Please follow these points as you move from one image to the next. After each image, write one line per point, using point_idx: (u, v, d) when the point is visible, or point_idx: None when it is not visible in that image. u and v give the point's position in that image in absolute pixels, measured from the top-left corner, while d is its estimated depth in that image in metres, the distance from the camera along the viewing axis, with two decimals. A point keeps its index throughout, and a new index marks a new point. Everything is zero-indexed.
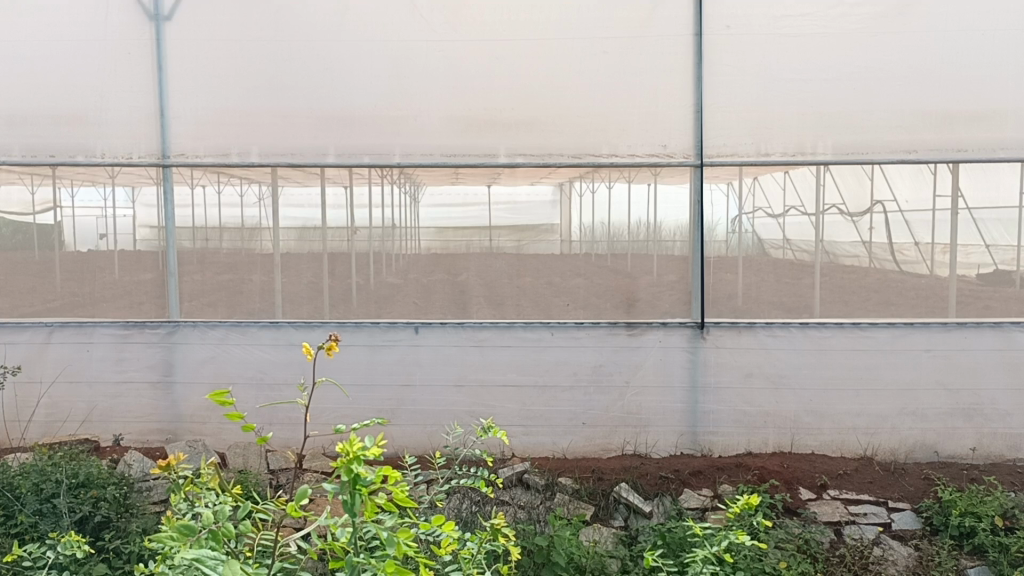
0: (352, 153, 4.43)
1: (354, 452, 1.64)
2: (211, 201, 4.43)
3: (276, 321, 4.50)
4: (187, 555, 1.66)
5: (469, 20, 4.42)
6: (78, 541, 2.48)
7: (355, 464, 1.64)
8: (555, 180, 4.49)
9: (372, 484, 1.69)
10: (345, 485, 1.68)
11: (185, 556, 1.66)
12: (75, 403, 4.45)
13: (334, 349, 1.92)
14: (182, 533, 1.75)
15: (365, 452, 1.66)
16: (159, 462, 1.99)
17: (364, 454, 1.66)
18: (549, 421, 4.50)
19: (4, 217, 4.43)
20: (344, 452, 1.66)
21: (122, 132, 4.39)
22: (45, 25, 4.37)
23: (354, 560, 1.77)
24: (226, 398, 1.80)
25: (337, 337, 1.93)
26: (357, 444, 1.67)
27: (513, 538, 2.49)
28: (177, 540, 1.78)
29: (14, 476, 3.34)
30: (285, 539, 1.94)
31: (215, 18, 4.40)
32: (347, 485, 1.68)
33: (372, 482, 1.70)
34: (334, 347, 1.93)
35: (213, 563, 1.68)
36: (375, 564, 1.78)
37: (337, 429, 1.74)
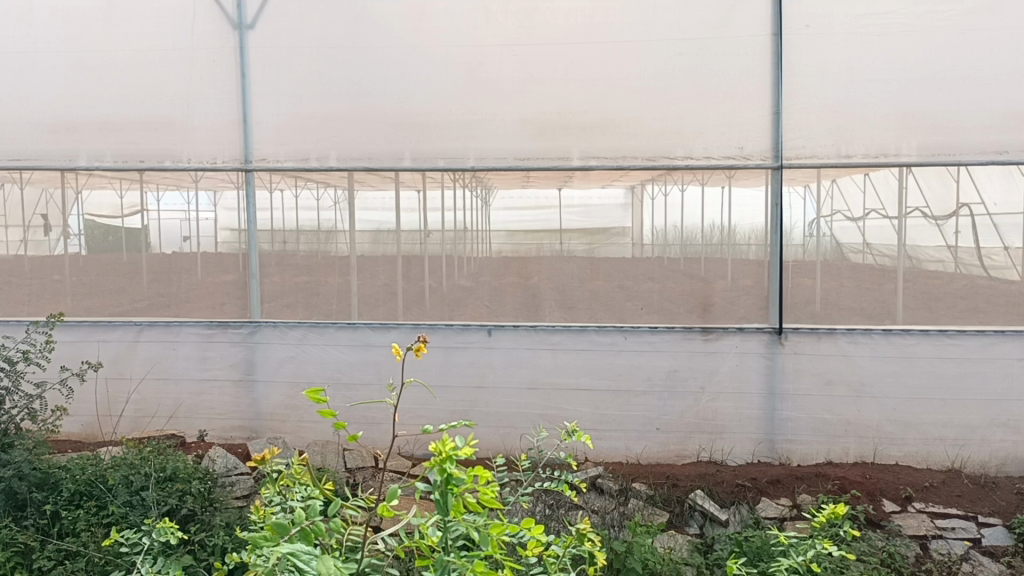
0: (427, 158, 4.48)
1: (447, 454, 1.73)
2: (289, 205, 4.54)
3: (352, 322, 4.58)
4: (282, 550, 1.72)
5: (543, 25, 4.43)
6: (172, 529, 2.61)
7: (449, 465, 1.74)
8: (627, 183, 4.46)
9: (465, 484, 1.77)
10: (438, 485, 1.78)
11: (281, 551, 1.72)
12: (163, 399, 4.61)
13: (423, 350, 2.00)
14: (277, 530, 1.81)
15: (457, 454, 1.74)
16: (252, 459, 2.17)
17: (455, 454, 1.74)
18: (623, 425, 4.46)
19: (97, 220, 4.62)
20: (438, 451, 1.75)
21: (207, 137, 4.53)
22: (135, 35, 4.53)
23: (444, 560, 1.86)
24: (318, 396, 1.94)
25: (425, 339, 1.99)
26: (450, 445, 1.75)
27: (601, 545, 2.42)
28: (271, 537, 1.84)
29: (105, 468, 3.46)
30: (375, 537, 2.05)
31: (295, 25, 4.50)
32: (440, 485, 1.78)
33: (463, 483, 1.80)
34: (422, 348, 2.00)
35: (307, 557, 1.74)
36: (464, 565, 1.86)
37: (429, 428, 1.83)
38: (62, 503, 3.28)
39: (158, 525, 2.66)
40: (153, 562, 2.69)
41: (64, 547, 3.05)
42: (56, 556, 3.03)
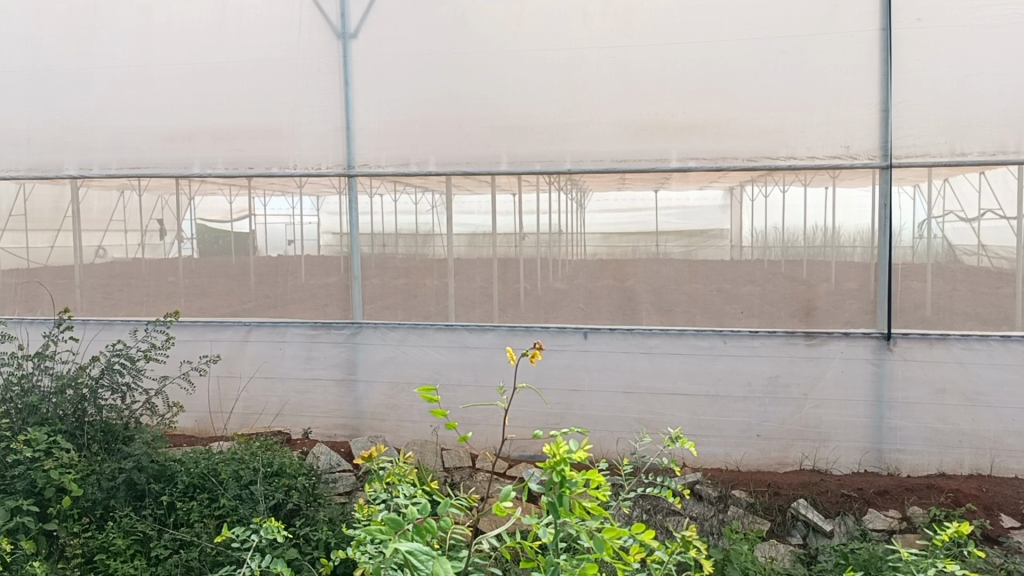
0: (525, 161, 4.50)
1: (563, 455, 1.91)
2: (388, 209, 4.64)
3: (450, 324, 4.64)
4: (401, 548, 1.86)
5: (642, 25, 4.40)
6: (278, 528, 2.72)
7: (562, 465, 1.91)
8: (726, 183, 4.36)
9: (578, 485, 1.94)
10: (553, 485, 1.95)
11: (400, 549, 1.85)
12: (269, 397, 4.77)
13: (538, 355, 2.23)
14: (392, 528, 1.94)
15: (570, 456, 1.92)
16: (362, 453, 2.37)
17: (570, 456, 1.91)
18: (722, 431, 4.38)
19: (207, 224, 4.82)
20: (552, 453, 1.92)
21: (312, 144, 4.68)
22: (245, 46, 4.72)
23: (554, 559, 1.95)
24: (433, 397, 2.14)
25: (541, 345, 2.23)
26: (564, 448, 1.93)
27: (708, 552, 2.41)
28: (387, 534, 1.96)
29: (217, 462, 3.62)
30: (479, 537, 2.10)
31: (396, 32, 4.60)
32: (555, 485, 1.94)
33: (577, 484, 1.95)
34: (539, 353, 2.23)
35: (425, 557, 1.87)
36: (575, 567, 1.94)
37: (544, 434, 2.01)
38: (177, 495, 3.43)
39: (266, 522, 2.76)
40: (261, 556, 2.78)
41: (179, 537, 3.20)
42: (172, 545, 3.17)
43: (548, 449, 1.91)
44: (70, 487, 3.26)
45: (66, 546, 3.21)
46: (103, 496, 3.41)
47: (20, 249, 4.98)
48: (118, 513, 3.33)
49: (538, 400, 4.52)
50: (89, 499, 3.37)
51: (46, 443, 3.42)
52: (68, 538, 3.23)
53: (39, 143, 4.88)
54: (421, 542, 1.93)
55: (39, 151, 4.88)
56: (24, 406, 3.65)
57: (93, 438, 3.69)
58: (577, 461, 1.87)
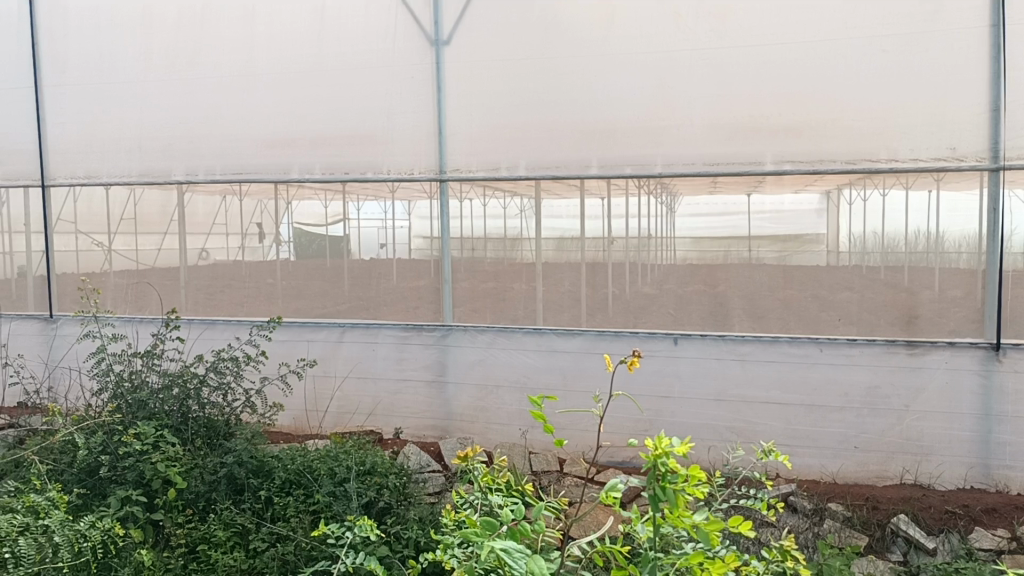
0: (614, 165, 4.49)
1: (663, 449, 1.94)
2: (478, 212, 4.69)
3: (538, 327, 4.66)
4: (497, 545, 1.93)
5: (737, 27, 4.33)
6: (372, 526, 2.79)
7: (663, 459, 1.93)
8: (822, 188, 4.27)
9: (680, 479, 1.96)
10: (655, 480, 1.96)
11: (496, 546, 1.93)
12: (362, 397, 4.88)
13: (635, 363, 2.27)
14: (488, 529, 2.06)
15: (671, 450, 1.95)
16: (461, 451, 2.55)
17: (670, 450, 1.95)
18: (818, 442, 4.25)
19: (304, 228, 4.99)
20: (653, 448, 1.95)
21: (406, 150, 4.78)
22: (342, 54, 4.85)
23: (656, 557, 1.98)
24: (537, 412, 2.25)
25: (638, 354, 2.27)
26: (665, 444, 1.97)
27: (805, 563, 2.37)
28: (483, 537, 2.08)
29: (312, 459, 3.72)
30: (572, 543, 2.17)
31: (487, 38, 4.63)
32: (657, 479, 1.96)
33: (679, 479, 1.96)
34: (636, 361, 2.28)
35: (518, 555, 1.97)
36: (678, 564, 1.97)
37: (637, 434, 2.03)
38: (274, 490, 3.54)
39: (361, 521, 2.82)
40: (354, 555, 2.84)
41: (275, 531, 3.30)
42: (269, 538, 3.28)
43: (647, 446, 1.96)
44: (174, 479, 3.44)
45: (171, 536, 3.36)
46: (206, 489, 3.55)
47: (130, 252, 5.23)
48: (219, 505, 3.46)
49: (631, 409, 4.47)
50: (192, 491, 3.52)
51: (153, 437, 3.59)
52: (173, 528, 3.38)
53: (150, 150, 5.12)
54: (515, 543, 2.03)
55: (149, 158, 5.12)
56: (133, 401, 3.84)
57: (196, 433, 3.85)
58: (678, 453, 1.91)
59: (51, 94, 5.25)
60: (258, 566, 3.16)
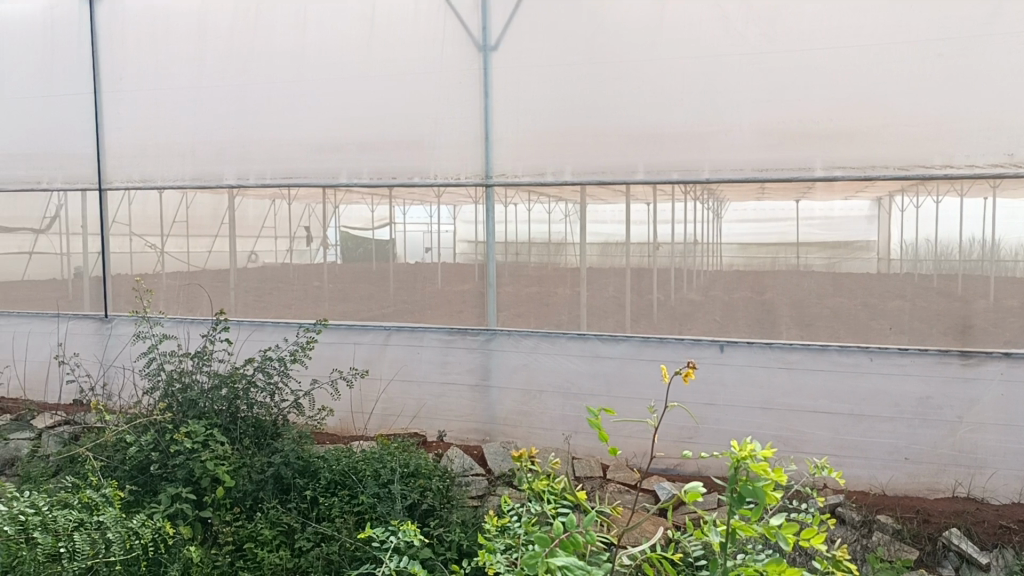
0: (661, 170, 4.46)
1: (749, 451, 2.02)
2: (522, 218, 4.71)
3: (582, 333, 4.65)
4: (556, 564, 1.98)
5: (786, 32, 4.28)
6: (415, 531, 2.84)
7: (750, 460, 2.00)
8: (874, 193, 4.18)
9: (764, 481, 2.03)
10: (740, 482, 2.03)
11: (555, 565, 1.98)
12: (407, 400, 4.91)
13: (692, 376, 2.29)
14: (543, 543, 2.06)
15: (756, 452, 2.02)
16: (516, 450, 2.63)
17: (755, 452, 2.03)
18: (867, 453, 4.18)
19: (351, 232, 5.03)
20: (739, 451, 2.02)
21: (453, 155, 4.81)
22: (391, 60, 4.90)
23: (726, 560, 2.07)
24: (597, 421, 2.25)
25: (695, 365, 2.30)
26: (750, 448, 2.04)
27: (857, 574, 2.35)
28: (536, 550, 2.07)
29: (357, 460, 3.75)
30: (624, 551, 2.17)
31: (534, 44, 4.65)
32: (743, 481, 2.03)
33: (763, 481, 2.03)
34: (692, 373, 2.31)
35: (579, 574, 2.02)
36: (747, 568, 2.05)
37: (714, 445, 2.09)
38: (320, 490, 3.58)
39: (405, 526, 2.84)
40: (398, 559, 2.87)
41: (320, 531, 3.34)
42: (314, 538, 3.32)
43: (732, 448, 2.03)
44: (224, 478, 3.50)
45: (219, 533, 3.42)
46: (253, 488, 3.60)
47: (182, 254, 5.34)
48: (266, 504, 3.51)
49: (677, 415, 4.43)
50: (240, 490, 3.58)
51: (204, 435, 3.66)
52: (221, 525, 3.44)
53: (203, 155, 5.23)
54: (569, 556, 2.07)
55: (202, 163, 5.23)
56: (184, 400, 3.92)
57: (245, 433, 3.92)
58: (764, 453, 1.98)
59: (108, 100, 5.39)
60: (303, 565, 3.20)
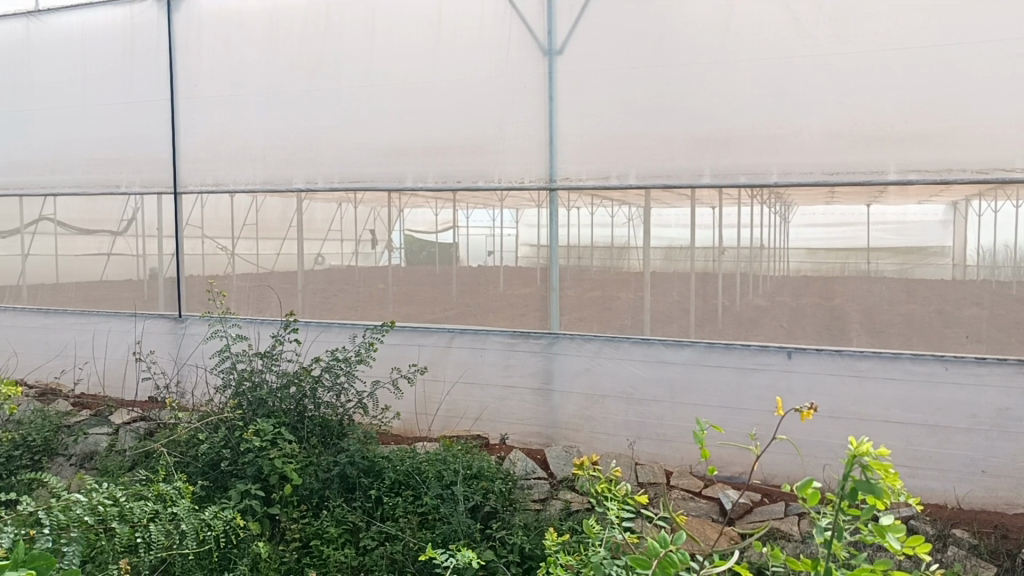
0: (728, 173, 4.41)
1: (865, 448, 1.83)
2: (585, 221, 4.72)
3: (646, 338, 4.61)
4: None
5: (859, 32, 4.19)
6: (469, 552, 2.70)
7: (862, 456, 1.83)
8: (949, 198, 4.09)
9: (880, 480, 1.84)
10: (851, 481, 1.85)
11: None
12: (470, 402, 4.94)
13: (811, 415, 2.11)
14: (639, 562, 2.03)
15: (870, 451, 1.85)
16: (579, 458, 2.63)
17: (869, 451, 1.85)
18: (941, 465, 4.04)
19: (414, 235, 5.09)
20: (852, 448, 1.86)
21: (517, 159, 4.82)
22: (457, 65, 4.95)
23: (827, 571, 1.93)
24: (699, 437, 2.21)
25: (814, 406, 2.09)
26: (864, 447, 1.85)
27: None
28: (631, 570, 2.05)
29: (421, 461, 3.79)
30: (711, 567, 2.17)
31: (600, 47, 4.63)
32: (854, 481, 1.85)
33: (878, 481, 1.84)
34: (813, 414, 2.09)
35: None
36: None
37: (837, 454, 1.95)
38: (384, 490, 3.62)
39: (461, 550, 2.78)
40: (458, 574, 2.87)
41: (384, 530, 3.37)
42: (378, 537, 3.35)
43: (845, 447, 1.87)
44: (291, 475, 3.57)
45: (286, 530, 3.49)
46: (319, 486, 3.66)
47: (252, 256, 5.45)
48: (332, 502, 3.57)
49: (743, 422, 4.38)
50: (306, 488, 3.65)
51: (272, 434, 3.75)
52: (288, 522, 3.51)
53: (273, 158, 5.34)
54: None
55: (272, 167, 5.35)
56: (253, 399, 4.02)
57: (311, 432, 3.99)
58: (881, 453, 1.80)
59: (184, 106, 5.55)
60: (367, 563, 3.23)
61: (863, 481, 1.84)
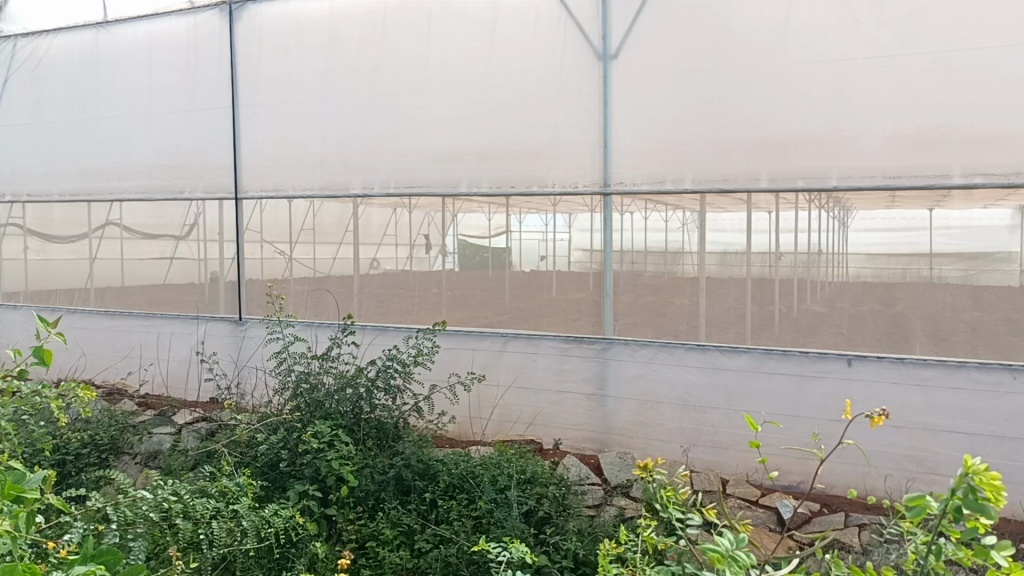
0: (786, 178, 4.35)
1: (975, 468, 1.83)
2: (638, 226, 4.70)
3: (701, 344, 4.56)
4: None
5: (922, 33, 4.09)
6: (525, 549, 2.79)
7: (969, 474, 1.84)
8: (1017, 201, 3.94)
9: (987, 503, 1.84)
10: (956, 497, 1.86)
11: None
12: (523, 406, 4.95)
13: (880, 422, 2.18)
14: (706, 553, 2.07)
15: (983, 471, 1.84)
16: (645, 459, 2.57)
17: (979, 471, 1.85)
18: (1009, 478, 3.93)
19: (468, 240, 5.14)
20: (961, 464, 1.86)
21: (572, 164, 4.82)
22: (511, 71, 4.96)
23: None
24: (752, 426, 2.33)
25: (885, 412, 2.22)
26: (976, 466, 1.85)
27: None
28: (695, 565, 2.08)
29: (475, 465, 3.81)
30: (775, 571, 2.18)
31: (656, 51, 4.61)
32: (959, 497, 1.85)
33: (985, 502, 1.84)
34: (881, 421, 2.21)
35: None
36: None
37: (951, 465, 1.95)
38: (439, 493, 3.65)
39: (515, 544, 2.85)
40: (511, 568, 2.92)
41: (439, 533, 3.40)
42: (432, 539, 3.38)
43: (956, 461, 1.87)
44: (347, 477, 3.61)
45: (343, 531, 3.53)
46: (375, 488, 3.70)
47: (309, 261, 5.54)
48: (387, 504, 3.61)
49: (801, 430, 4.31)
50: (363, 490, 3.69)
51: (329, 436, 3.81)
52: (345, 523, 3.56)
53: (331, 165, 5.43)
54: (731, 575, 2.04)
55: (329, 173, 5.43)
56: (311, 401, 4.08)
57: (368, 434, 4.04)
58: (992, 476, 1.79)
59: (245, 114, 5.68)
60: (422, 565, 3.26)
61: (968, 500, 1.84)
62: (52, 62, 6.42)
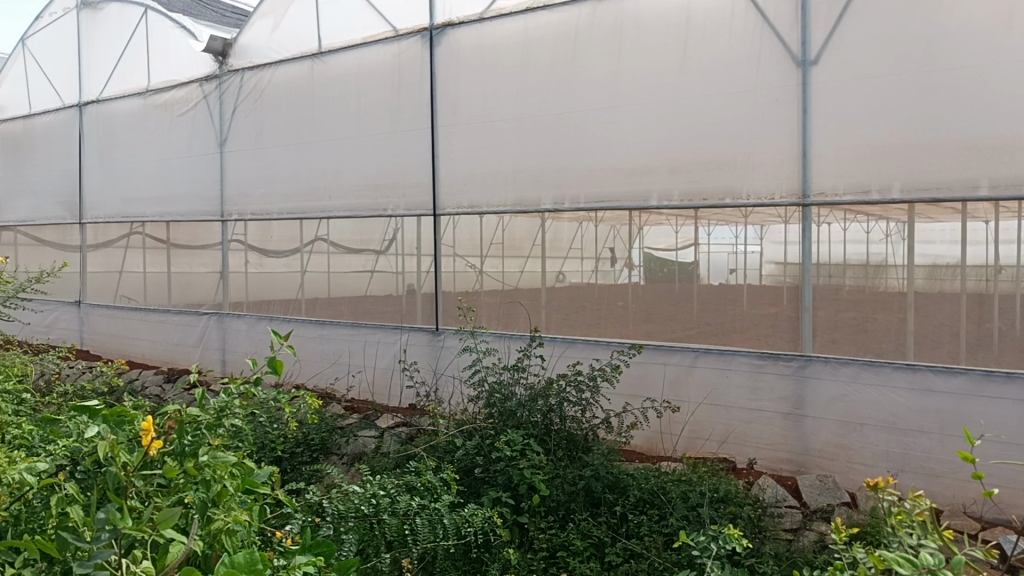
0: (1009, 185, 4.01)
1: None
2: (837, 237, 4.48)
3: (910, 364, 4.27)
4: None
5: None
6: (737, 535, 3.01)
7: None
8: None
9: None
10: None
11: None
12: (715, 424, 4.84)
13: None
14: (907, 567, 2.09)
15: None
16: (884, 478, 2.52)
17: None
18: None
19: (654, 253, 5.09)
20: None
21: (767, 175, 4.68)
22: (704, 81, 4.89)
23: None
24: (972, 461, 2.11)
25: None
26: None
27: None
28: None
29: (667, 481, 3.80)
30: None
31: (860, 55, 4.39)
32: None
33: None
34: None
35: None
36: None
37: None
38: (629, 507, 3.66)
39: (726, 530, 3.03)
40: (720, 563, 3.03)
41: (629, 547, 3.39)
42: (623, 553, 3.38)
43: None
44: (539, 485, 3.68)
45: (534, 539, 3.56)
46: (566, 498, 3.74)
47: (497, 274, 5.71)
48: (578, 516, 3.62)
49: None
50: (554, 500, 3.73)
51: (521, 445, 3.91)
52: (536, 531, 3.59)
53: (524, 180, 5.56)
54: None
55: (522, 188, 5.57)
56: (504, 410, 4.20)
57: (558, 445, 4.08)
58: None
59: (443, 134, 5.94)
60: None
61: None
62: (274, 92, 7.00)
